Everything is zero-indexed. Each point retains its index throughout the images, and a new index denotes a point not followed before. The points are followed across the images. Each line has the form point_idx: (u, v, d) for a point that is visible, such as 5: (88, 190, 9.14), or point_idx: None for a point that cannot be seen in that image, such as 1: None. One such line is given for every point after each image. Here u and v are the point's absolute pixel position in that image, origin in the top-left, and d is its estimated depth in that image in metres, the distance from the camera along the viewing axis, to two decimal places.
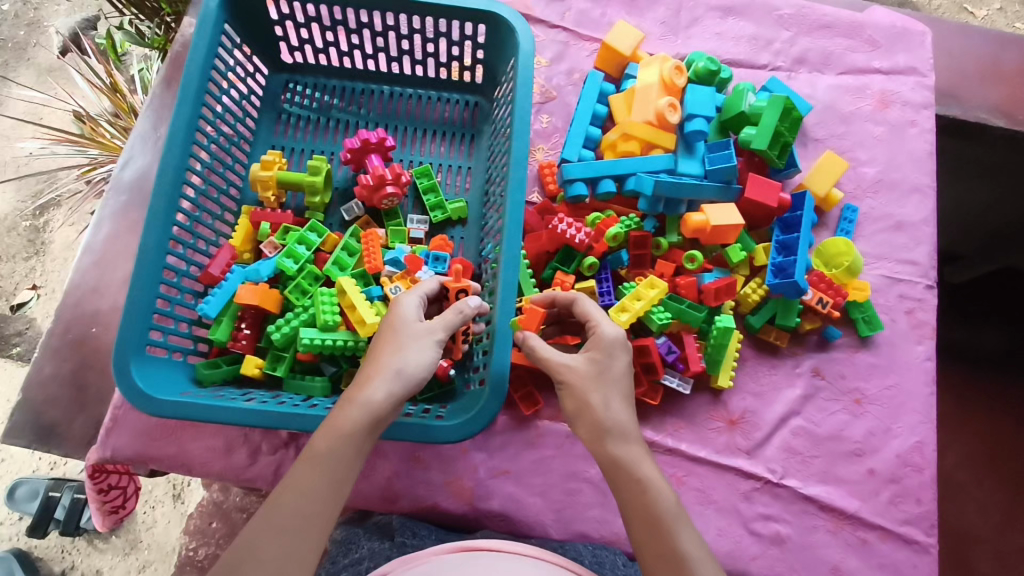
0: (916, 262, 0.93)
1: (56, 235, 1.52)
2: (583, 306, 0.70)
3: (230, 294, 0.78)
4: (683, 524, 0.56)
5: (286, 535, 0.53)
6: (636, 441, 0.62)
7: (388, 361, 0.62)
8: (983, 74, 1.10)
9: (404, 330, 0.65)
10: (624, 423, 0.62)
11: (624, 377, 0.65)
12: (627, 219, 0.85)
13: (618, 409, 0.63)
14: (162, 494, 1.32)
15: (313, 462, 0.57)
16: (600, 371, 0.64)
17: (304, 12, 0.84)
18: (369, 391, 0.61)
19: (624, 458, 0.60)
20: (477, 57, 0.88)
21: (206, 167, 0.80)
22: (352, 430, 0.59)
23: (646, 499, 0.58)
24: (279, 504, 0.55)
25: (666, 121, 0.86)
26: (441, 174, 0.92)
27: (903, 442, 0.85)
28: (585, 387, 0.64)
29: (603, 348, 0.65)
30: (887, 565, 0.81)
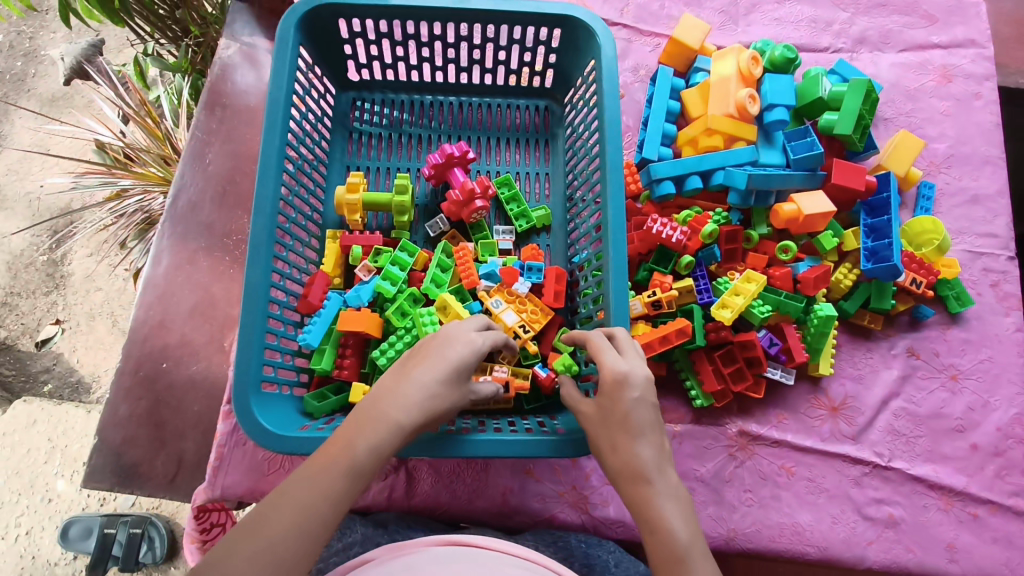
0: (996, 235, 0.93)
1: (78, 266, 1.47)
2: (591, 341, 0.64)
3: (331, 321, 0.77)
4: (701, 568, 0.52)
5: (298, 539, 0.48)
6: (652, 481, 0.57)
7: (438, 399, 0.58)
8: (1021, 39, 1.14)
9: (463, 372, 0.60)
10: (645, 464, 0.57)
11: (643, 417, 0.59)
12: (717, 215, 0.85)
13: (636, 450, 0.58)
14: None
15: (344, 468, 0.53)
16: (607, 417, 0.60)
17: (377, 29, 0.84)
18: (409, 419, 0.56)
19: (638, 500, 0.56)
20: (549, 61, 0.88)
21: (294, 193, 0.79)
22: (385, 455, 0.55)
23: (659, 542, 0.54)
24: (300, 505, 0.50)
25: (747, 112, 0.85)
26: (520, 181, 0.91)
27: (1003, 415, 0.85)
28: (598, 433, 0.61)
29: (608, 388, 0.60)
30: (1001, 539, 0.81)
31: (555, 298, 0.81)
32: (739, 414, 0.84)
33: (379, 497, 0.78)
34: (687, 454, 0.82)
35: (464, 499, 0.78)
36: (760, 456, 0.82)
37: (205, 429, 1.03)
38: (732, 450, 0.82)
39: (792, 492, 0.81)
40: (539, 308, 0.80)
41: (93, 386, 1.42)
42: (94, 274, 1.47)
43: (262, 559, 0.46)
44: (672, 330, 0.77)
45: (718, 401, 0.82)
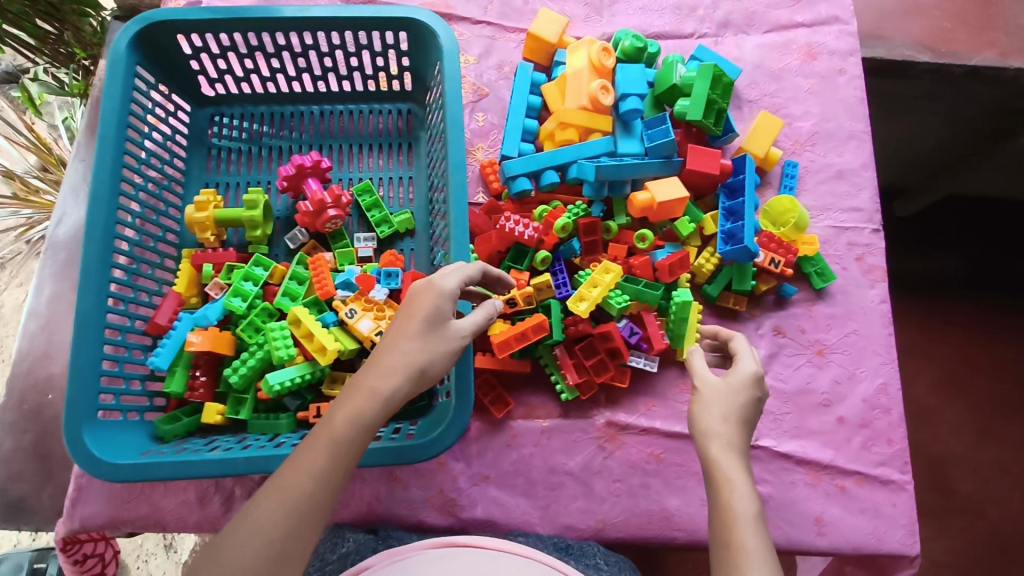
0: (860, 209, 0.94)
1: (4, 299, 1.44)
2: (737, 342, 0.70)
3: (182, 343, 0.76)
4: (758, 530, 0.53)
5: (289, 521, 0.50)
6: (740, 455, 0.59)
7: (411, 355, 0.57)
8: (902, 12, 1.24)
9: (437, 321, 0.59)
10: (738, 438, 0.60)
11: (752, 412, 0.63)
12: (574, 208, 0.84)
13: (734, 427, 0.61)
14: (154, 546, 1.29)
15: (326, 444, 0.53)
16: (729, 392, 0.63)
17: (219, 42, 0.82)
18: (387, 381, 0.56)
19: (721, 460, 0.58)
20: (403, 64, 0.87)
21: (137, 217, 0.78)
22: (369, 422, 0.55)
23: (727, 501, 0.55)
24: (285, 486, 0.51)
25: (600, 104, 0.85)
26: (383, 188, 0.90)
27: (869, 386, 0.87)
28: (714, 397, 0.62)
29: (740, 377, 0.64)
30: (867, 509, 0.83)
31: None
32: (607, 405, 0.85)
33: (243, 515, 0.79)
34: (556, 448, 0.83)
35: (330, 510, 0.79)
36: (629, 445, 0.83)
37: None
38: (601, 441, 0.83)
39: (661, 478, 0.83)
40: None
41: None
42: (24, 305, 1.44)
43: (254, 545, 0.48)
44: (529, 327, 0.78)
45: (584, 393, 0.83)
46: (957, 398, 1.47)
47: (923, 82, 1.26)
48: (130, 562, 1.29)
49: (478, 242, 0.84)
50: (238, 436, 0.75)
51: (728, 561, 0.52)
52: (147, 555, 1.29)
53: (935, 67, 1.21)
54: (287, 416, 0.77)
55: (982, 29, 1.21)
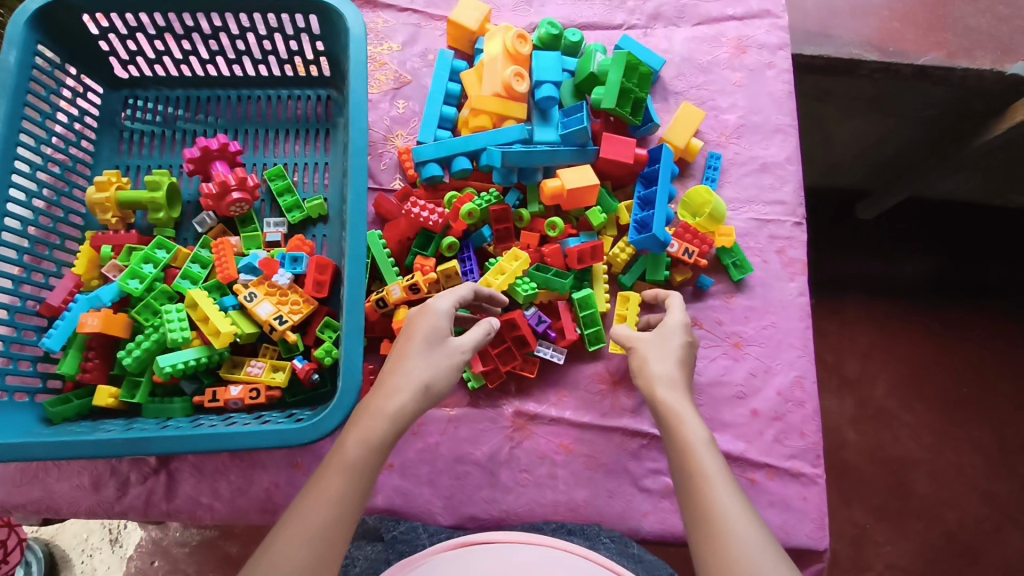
0: (783, 202, 0.93)
1: None
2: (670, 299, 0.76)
3: (75, 325, 0.74)
4: (712, 453, 0.57)
5: (312, 545, 0.50)
6: (684, 394, 0.64)
7: (415, 371, 0.61)
8: (852, 10, 1.19)
9: (435, 338, 0.63)
10: (678, 375, 0.65)
11: (687, 355, 0.69)
12: (485, 195, 0.82)
13: (671, 367, 0.66)
14: (98, 540, 1.23)
15: (340, 467, 0.55)
16: (662, 339, 0.69)
17: (125, 22, 0.81)
18: (395, 400, 0.59)
19: (668, 401, 0.63)
20: (317, 49, 0.86)
21: (36, 197, 0.77)
22: (379, 440, 0.57)
23: (679, 431, 0.59)
24: (306, 513, 0.51)
25: (514, 91, 0.84)
26: (297, 173, 0.90)
27: (784, 379, 0.86)
28: (650, 349, 0.68)
29: (670, 327, 0.71)
30: (777, 503, 0.81)
31: (317, 287, 0.79)
32: (517, 395, 0.83)
33: (137, 501, 0.77)
34: (463, 437, 0.81)
35: (226, 498, 0.77)
36: (537, 436, 0.82)
37: None
38: (509, 431, 0.82)
39: (569, 469, 0.81)
40: (302, 299, 0.78)
41: None
42: None
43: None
44: None
45: (490, 381, 0.82)
46: (915, 400, 1.44)
47: (876, 82, 1.20)
48: (73, 555, 1.23)
49: (387, 228, 0.83)
50: (128, 420, 0.73)
51: (692, 481, 0.55)
52: (91, 549, 1.23)
53: (884, 67, 1.16)
54: (181, 400, 0.75)
55: (929, 30, 1.18)
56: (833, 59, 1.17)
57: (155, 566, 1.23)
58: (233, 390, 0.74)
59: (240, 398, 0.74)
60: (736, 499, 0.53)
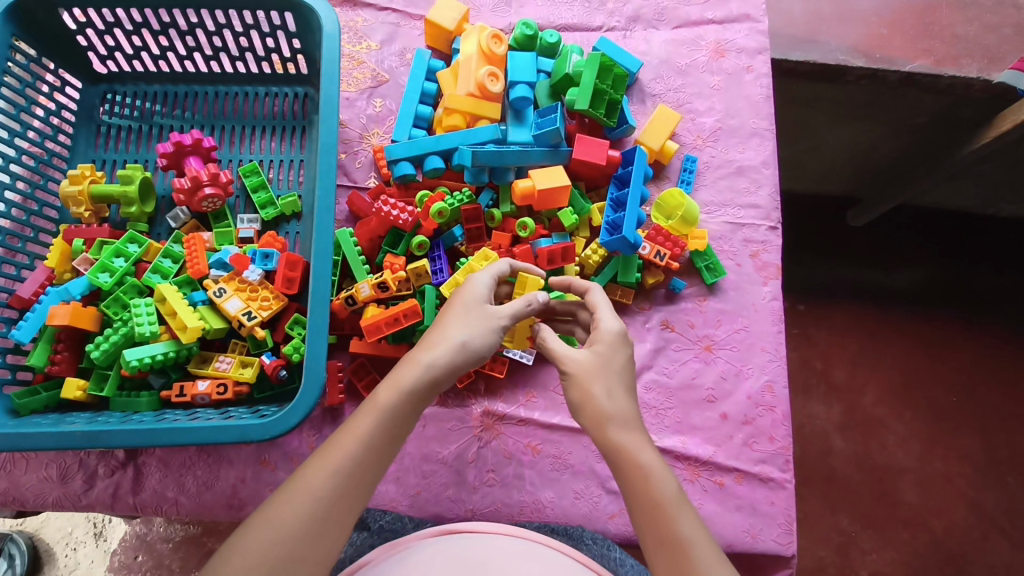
0: (757, 206, 0.93)
1: None
2: (592, 296, 0.68)
3: (46, 317, 0.75)
4: (686, 511, 0.54)
5: (334, 479, 0.52)
6: (637, 430, 0.59)
7: (454, 330, 0.61)
8: (839, 16, 1.19)
9: (476, 304, 0.64)
10: (627, 411, 0.59)
11: (629, 374, 0.62)
12: (457, 196, 0.83)
13: (622, 400, 0.60)
14: (82, 534, 1.24)
15: (372, 409, 0.56)
16: (602, 362, 0.61)
17: (102, 18, 0.82)
18: (431, 354, 0.60)
19: (625, 445, 0.57)
20: (294, 46, 0.87)
21: (9, 189, 0.77)
22: (412, 389, 0.58)
23: (647, 491, 0.54)
24: (333, 450, 0.54)
25: (488, 91, 0.85)
26: (272, 170, 0.90)
27: (755, 383, 0.85)
28: (591, 377, 0.60)
29: (606, 341, 0.63)
30: (745, 507, 0.81)
31: (287, 284, 0.80)
32: (486, 394, 0.83)
33: (103, 494, 0.77)
34: (431, 436, 0.81)
35: (192, 492, 0.77)
36: (505, 436, 0.82)
37: None
38: (477, 431, 0.82)
39: (536, 470, 0.81)
40: (272, 295, 0.79)
41: None
42: None
43: (300, 500, 0.51)
44: (402, 312, 0.76)
45: (459, 381, 0.82)
46: (901, 407, 1.44)
47: (863, 89, 1.20)
48: (58, 548, 1.24)
49: (358, 226, 0.83)
50: (95, 413, 0.73)
51: (670, 550, 0.51)
52: (75, 543, 1.24)
53: (870, 73, 1.16)
54: (148, 394, 0.76)
55: (915, 37, 1.17)
56: (818, 65, 1.17)
57: (138, 561, 1.23)
58: (200, 385, 0.74)
59: (208, 393, 0.74)
60: (716, 561, 0.51)
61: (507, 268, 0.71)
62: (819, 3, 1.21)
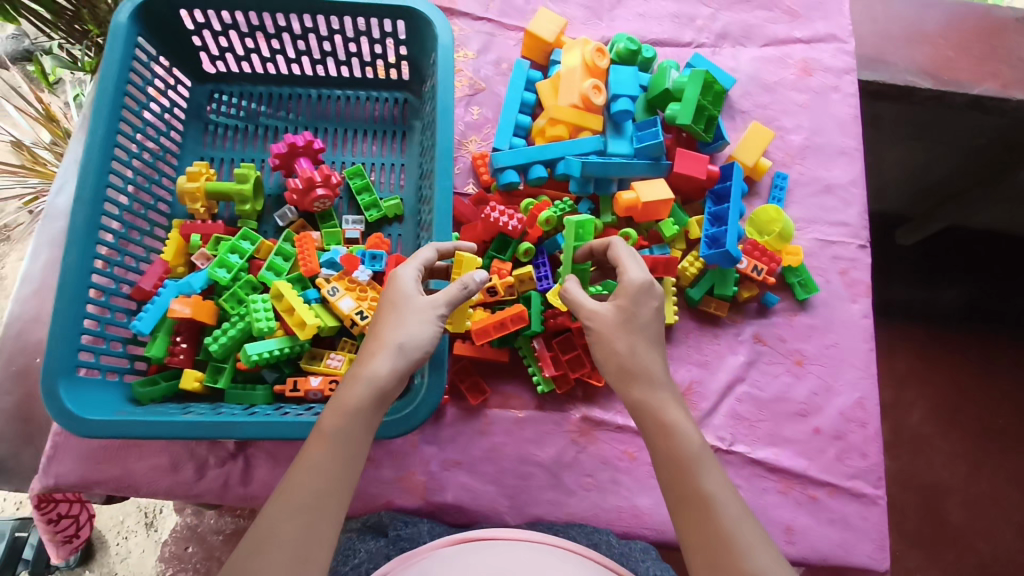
0: (847, 224, 0.95)
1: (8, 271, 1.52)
2: (615, 247, 0.71)
3: (165, 309, 0.77)
4: (712, 466, 0.56)
5: (295, 512, 0.52)
6: (661, 386, 0.62)
7: (385, 336, 0.63)
8: (908, 38, 1.20)
9: (402, 304, 0.65)
10: (653, 370, 0.62)
11: (655, 323, 0.66)
12: (560, 204, 0.85)
13: (647, 355, 0.63)
14: (134, 524, 1.25)
15: (321, 435, 0.57)
16: (627, 318, 0.64)
17: (221, 20, 0.84)
18: (372, 365, 0.61)
19: (650, 402, 0.61)
20: (400, 53, 0.89)
21: (130, 183, 0.79)
22: (359, 402, 0.59)
23: (669, 445, 0.57)
24: (292, 484, 0.54)
25: (591, 103, 0.87)
26: (375, 173, 0.92)
27: (846, 399, 0.87)
28: (614, 335, 0.64)
29: (630, 293, 0.65)
30: (838, 521, 0.82)
31: None
32: (583, 400, 0.85)
33: (214, 484, 0.78)
34: (528, 439, 0.83)
35: None
36: (602, 441, 0.83)
37: None
38: (574, 435, 0.83)
39: (632, 476, 0.82)
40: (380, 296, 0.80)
41: None
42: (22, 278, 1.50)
43: (270, 544, 0.50)
44: (508, 316, 0.78)
45: (559, 387, 0.83)
46: (949, 427, 1.44)
47: (925, 107, 1.21)
48: (109, 537, 1.25)
49: (464, 231, 0.85)
50: (213, 405, 0.75)
51: (693, 501, 0.54)
52: (127, 531, 1.25)
53: (937, 96, 1.16)
54: (263, 388, 0.77)
55: (984, 61, 1.18)
56: (886, 85, 1.18)
57: (188, 552, 1.25)
58: (313, 380, 0.76)
59: (321, 390, 0.76)
60: (741, 510, 0.53)
61: (433, 253, 0.70)
62: (888, 28, 1.23)
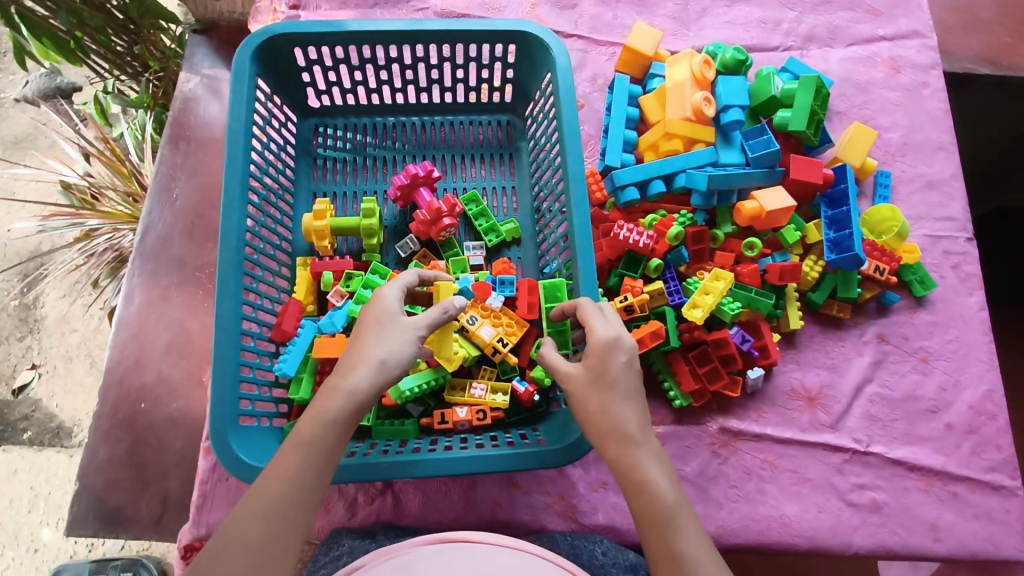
0: (954, 218, 0.96)
1: (51, 309, 1.43)
2: (580, 308, 0.66)
3: (306, 349, 0.76)
4: (688, 525, 0.53)
5: (262, 523, 0.50)
6: (638, 443, 0.57)
7: (368, 349, 0.60)
8: (964, 26, 1.15)
9: (385, 318, 0.62)
10: (630, 425, 0.58)
11: (628, 378, 0.60)
12: (682, 217, 0.86)
13: (623, 412, 0.58)
14: None
15: (294, 445, 0.55)
16: (597, 376, 0.60)
17: (333, 55, 0.84)
18: (352, 378, 0.58)
19: (625, 460, 0.56)
20: (507, 76, 0.89)
21: (260, 225, 0.79)
22: (336, 415, 0.56)
23: (644, 504, 0.54)
24: (259, 493, 0.52)
25: (704, 114, 0.87)
26: (487, 197, 0.92)
27: (974, 393, 0.88)
28: (584, 395, 0.60)
29: (597, 351, 0.60)
30: (981, 515, 0.83)
31: (530, 309, 0.80)
32: (719, 411, 0.85)
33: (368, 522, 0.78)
34: (670, 455, 0.83)
35: (452, 516, 0.79)
36: (743, 451, 0.84)
37: (189, 467, 0.98)
38: (715, 447, 0.83)
39: (776, 484, 0.82)
40: (515, 321, 0.80)
41: (75, 430, 1.39)
42: (68, 315, 1.43)
43: (233, 555, 0.49)
44: (645, 334, 0.78)
45: (696, 400, 0.83)
46: None
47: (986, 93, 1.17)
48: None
49: None
50: (367, 443, 0.75)
51: (664, 565, 0.52)
52: None
53: (998, 82, 1.13)
54: (413, 422, 0.77)
55: None
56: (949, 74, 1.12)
57: None
58: (461, 411, 0.76)
59: (469, 420, 0.75)
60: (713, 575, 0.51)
61: (415, 279, 0.70)
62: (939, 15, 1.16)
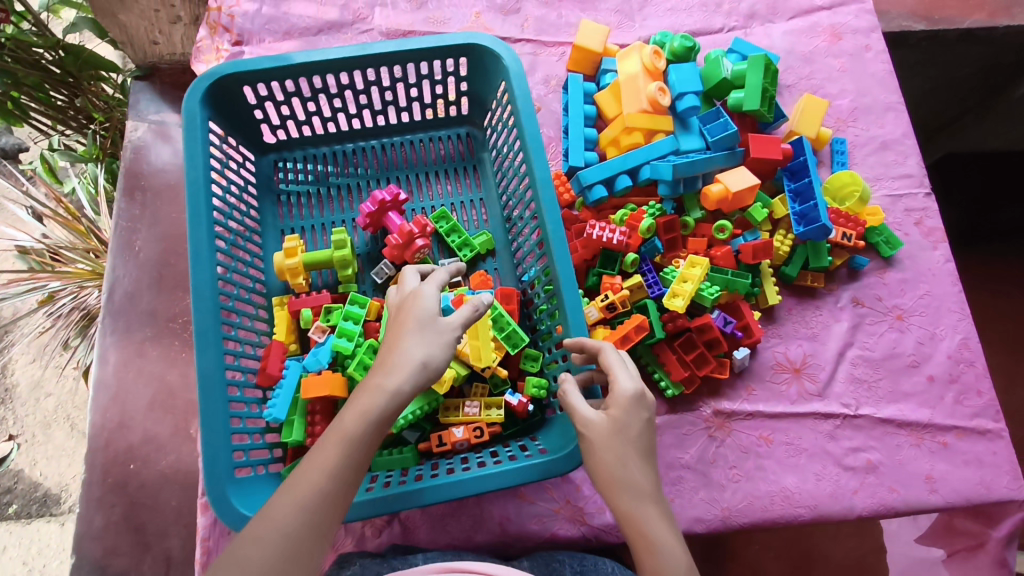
0: (910, 175, 0.98)
1: (22, 376, 1.37)
2: (605, 354, 0.64)
3: (294, 391, 0.75)
4: None
5: (300, 516, 0.49)
6: (652, 501, 0.55)
7: (409, 349, 0.56)
8: None
9: (428, 315, 0.59)
10: (645, 483, 0.56)
11: (646, 437, 0.58)
12: (651, 208, 0.87)
13: (639, 469, 0.56)
14: None
15: (336, 440, 0.52)
16: (619, 429, 0.58)
17: (284, 89, 0.83)
18: (395, 380, 0.55)
19: (636, 516, 0.55)
20: (461, 89, 0.89)
21: (232, 270, 0.77)
22: (379, 415, 0.54)
23: (654, 567, 0.52)
24: (297, 483, 0.50)
25: (660, 105, 0.88)
26: (456, 212, 0.92)
27: (951, 343, 0.91)
28: (603, 445, 0.58)
29: (621, 405, 0.59)
30: (971, 461, 0.86)
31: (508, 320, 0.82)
32: (710, 395, 0.86)
33: None
34: (669, 444, 0.84)
35: (463, 537, 0.79)
36: (738, 431, 0.85)
37: (188, 522, 0.96)
38: (710, 431, 0.84)
39: (774, 459, 0.84)
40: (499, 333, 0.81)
41: (62, 496, 1.35)
42: (41, 381, 1.38)
43: (268, 541, 0.47)
44: (631, 328, 0.79)
45: (687, 387, 0.84)
46: None
47: (921, 49, 1.19)
48: None
49: None
50: (367, 476, 0.74)
51: None
52: None
53: (932, 36, 1.14)
54: (410, 449, 0.76)
55: None
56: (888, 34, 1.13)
57: None
58: (458, 431, 0.75)
59: (467, 439, 0.75)
60: None
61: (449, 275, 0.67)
62: None
